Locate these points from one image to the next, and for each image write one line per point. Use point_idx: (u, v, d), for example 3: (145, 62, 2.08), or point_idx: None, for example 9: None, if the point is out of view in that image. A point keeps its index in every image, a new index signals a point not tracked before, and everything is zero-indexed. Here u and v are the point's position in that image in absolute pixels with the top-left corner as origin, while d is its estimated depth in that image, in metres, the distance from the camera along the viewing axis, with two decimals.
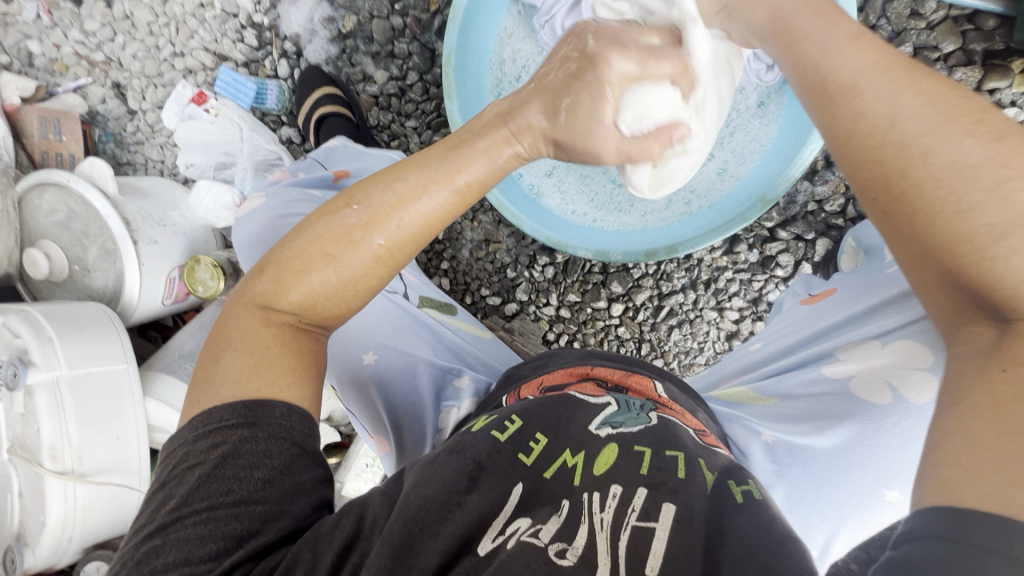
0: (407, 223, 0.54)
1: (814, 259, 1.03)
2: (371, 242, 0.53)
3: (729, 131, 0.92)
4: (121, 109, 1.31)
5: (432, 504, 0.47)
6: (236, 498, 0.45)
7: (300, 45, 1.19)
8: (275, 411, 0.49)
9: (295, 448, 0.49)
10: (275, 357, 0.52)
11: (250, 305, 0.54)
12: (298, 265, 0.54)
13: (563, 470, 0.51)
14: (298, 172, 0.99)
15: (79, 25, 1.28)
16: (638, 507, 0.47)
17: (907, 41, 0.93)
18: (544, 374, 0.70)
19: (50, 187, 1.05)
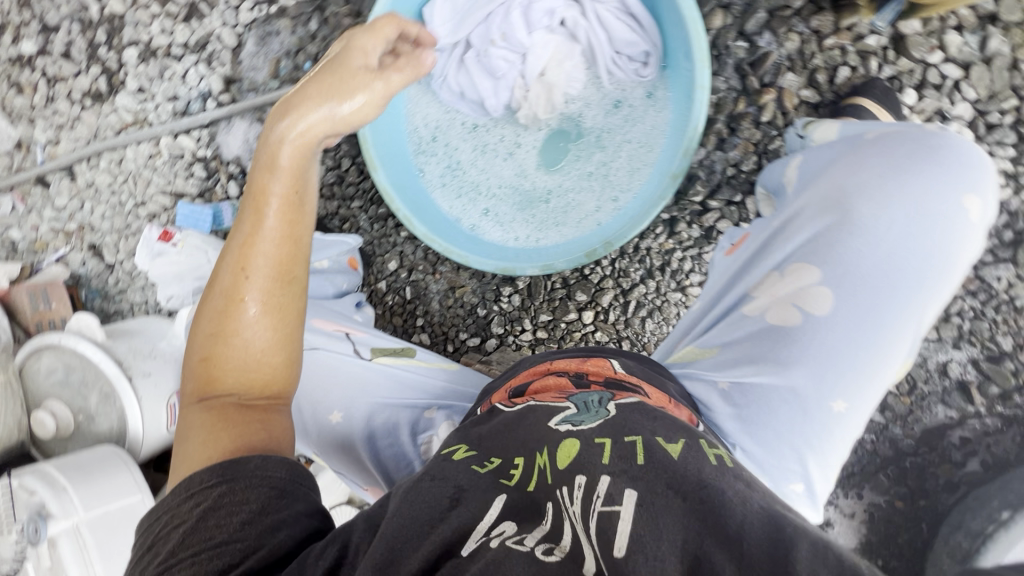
0: (264, 268, 0.63)
1: (751, 217, 1.08)
2: (253, 297, 0.63)
3: (631, 124, 1.00)
4: (101, 266, 1.42)
5: (414, 524, 0.51)
6: (219, 540, 0.51)
7: (243, 165, 1.30)
8: (249, 464, 0.56)
9: (274, 488, 0.55)
10: (218, 430, 0.60)
11: (190, 405, 0.63)
12: (206, 357, 0.63)
13: (540, 475, 0.55)
14: None
15: (52, 204, 1.42)
16: (604, 494, 0.50)
17: (760, 8, 1.02)
18: (510, 381, 0.77)
19: (45, 350, 1.13)
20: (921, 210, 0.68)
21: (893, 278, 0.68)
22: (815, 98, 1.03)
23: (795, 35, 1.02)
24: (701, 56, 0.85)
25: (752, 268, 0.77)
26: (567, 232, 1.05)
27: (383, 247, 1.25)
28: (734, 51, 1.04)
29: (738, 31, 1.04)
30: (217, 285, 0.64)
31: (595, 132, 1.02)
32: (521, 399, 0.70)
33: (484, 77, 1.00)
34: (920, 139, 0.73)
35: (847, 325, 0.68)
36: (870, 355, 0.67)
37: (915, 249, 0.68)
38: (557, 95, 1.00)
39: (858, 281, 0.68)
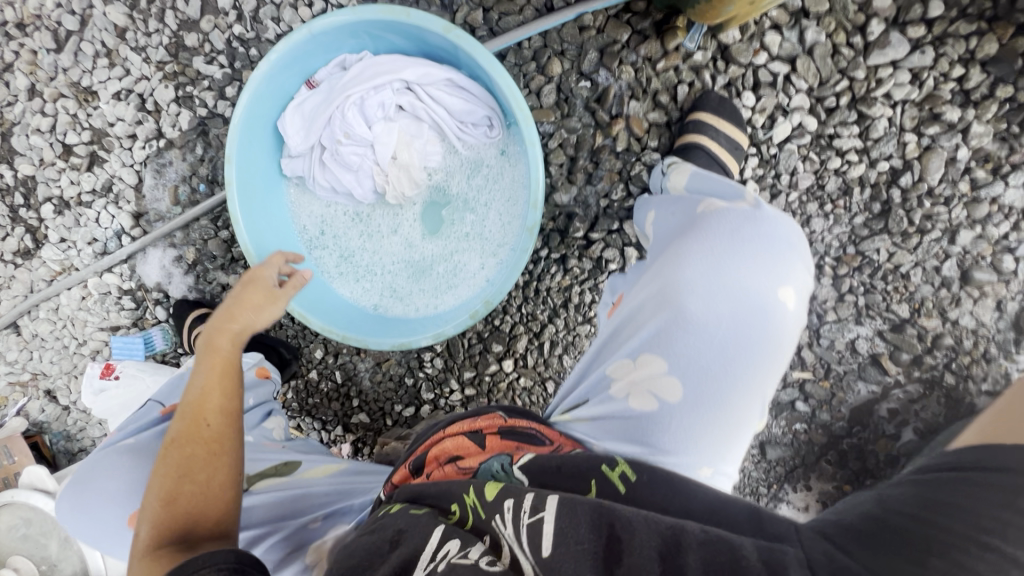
0: (211, 416, 0.73)
1: (633, 240, 1.11)
2: (204, 438, 0.71)
3: (496, 181, 1.05)
4: (58, 408, 1.48)
5: (361, 566, 0.60)
6: None
7: (165, 289, 1.36)
8: (207, 555, 0.56)
9: (224, 571, 0.54)
10: (163, 560, 0.59)
11: (139, 559, 0.61)
12: (159, 502, 0.65)
13: (473, 511, 0.64)
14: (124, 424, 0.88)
15: (3, 360, 1.49)
16: (528, 507, 0.60)
17: (590, 49, 1.07)
18: (411, 456, 0.82)
19: (4, 508, 1.18)
20: (750, 290, 0.66)
21: (740, 355, 0.66)
22: (664, 118, 1.08)
23: (629, 66, 1.06)
24: (523, 114, 0.90)
25: (617, 338, 0.75)
26: (462, 294, 1.08)
27: (307, 338, 1.30)
28: (579, 92, 1.09)
29: (578, 74, 1.09)
30: (167, 443, 0.71)
31: (462, 196, 1.07)
32: (431, 469, 0.76)
33: (346, 173, 1.05)
34: (747, 210, 0.72)
35: (697, 406, 0.66)
36: (728, 430, 0.66)
37: (756, 327, 0.66)
38: (412, 175, 1.05)
39: (707, 361, 0.66)
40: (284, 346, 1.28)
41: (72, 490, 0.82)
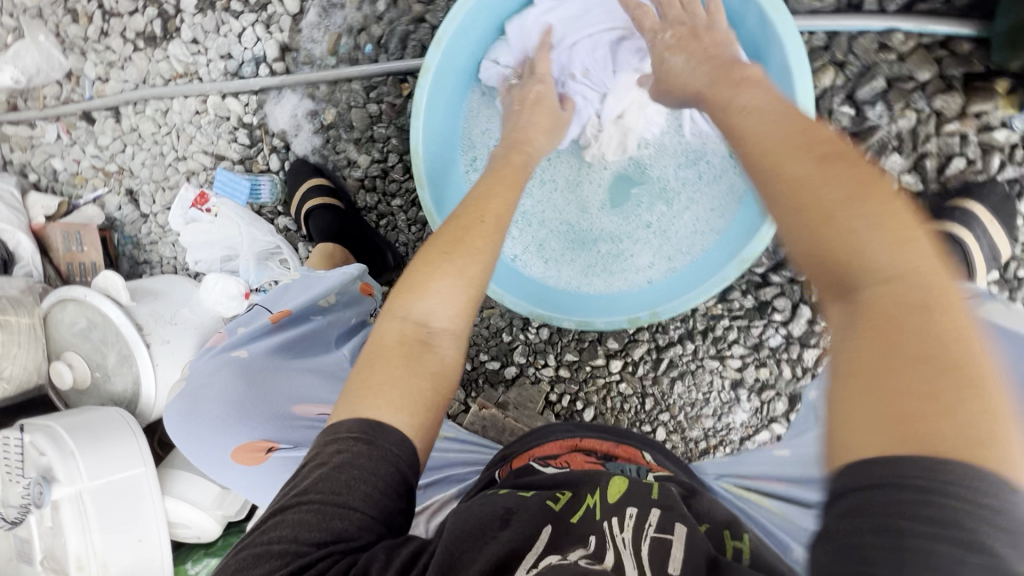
0: (494, 222, 0.67)
1: (813, 300, 1.00)
2: (486, 241, 0.65)
3: (711, 183, 0.93)
4: (135, 213, 1.40)
5: (471, 537, 0.54)
6: (343, 500, 0.51)
7: (287, 139, 1.24)
8: (391, 436, 0.53)
9: (396, 470, 0.53)
10: (391, 359, 0.58)
11: (387, 322, 0.61)
12: (418, 279, 0.62)
13: (586, 513, 0.57)
14: (237, 329, 0.80)
15: (94, 141, 1.40)
16: (655, 523, 0.54)
17: (878, 75, 0.90)
18: (535, 447, 0.79)
19: (69, 301, 1.13)
20: None
21: None
22: (918, 185, 0.92)
23: (913, 111, 0.90)
24: None
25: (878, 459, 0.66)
26: (614, 284, 0.98)
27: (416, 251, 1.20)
28: (837, 117, 0.92)
29: (848, 95, 0.92)
30: (447, 226, 0.67)
31: (663, 183, 0.96)
32: (554, 462, 0.74)
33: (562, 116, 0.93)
34: None
35: None
36: None
37: None
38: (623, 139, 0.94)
39: None
40: (392, 252, 1.19)
41: (177, 409, 0.75)
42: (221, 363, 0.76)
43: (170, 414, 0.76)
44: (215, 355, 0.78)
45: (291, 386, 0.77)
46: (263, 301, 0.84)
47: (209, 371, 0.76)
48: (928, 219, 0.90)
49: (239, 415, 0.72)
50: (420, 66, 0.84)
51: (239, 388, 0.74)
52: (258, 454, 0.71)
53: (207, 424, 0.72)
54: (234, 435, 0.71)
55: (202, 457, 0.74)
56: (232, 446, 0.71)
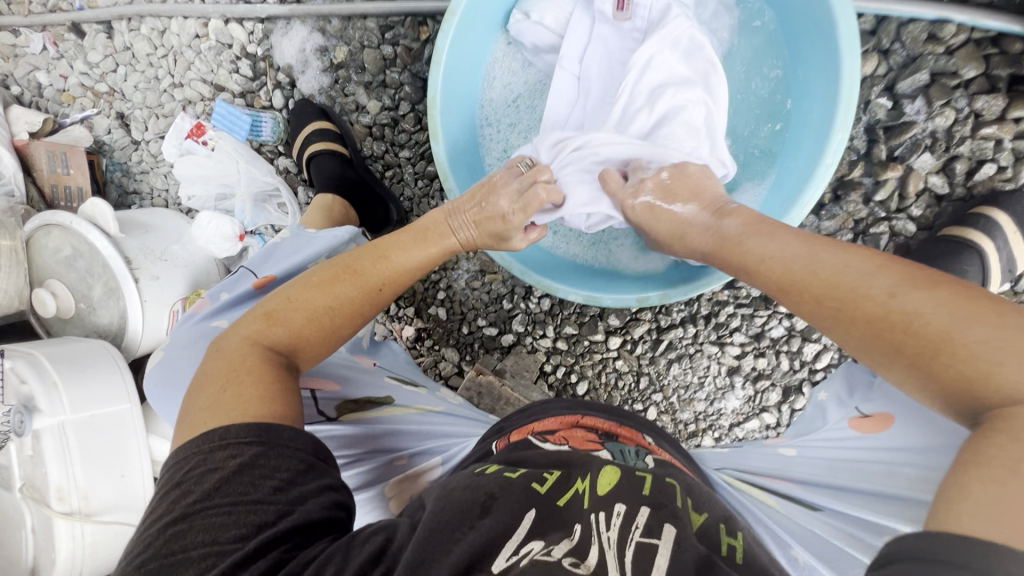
0: (379, 277, 0.71)
1: None
2: (360, 290, 0.69)
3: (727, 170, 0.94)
4: (126, 139, 1.33)
5: (447, 526, 0.49)
6: (251, 499, 0.49)
7: (293, 76, 1.17)
8: (285, 433, 0.54)
9: (304, 462, 0.53)
10: (252, 374, 0.58)
11: (257, 347, 0.62)
12: (298, 315, 0.65)
13: (574, 496, 0.53)
14: (220, 294, 0.79)
15: (84, 57, 1.32)
16: (643, 525, 0.49)
17: (923, 67, 0.85)
18: (537, 422, 0.79)
19: (55, 227, 1.08)
20: None
21: None
22: (944, 188, 0.89)
23: (952, 110, 0.86)
24: (840, 127, 0.77)
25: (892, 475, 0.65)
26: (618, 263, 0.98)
27: (422, 208, 1.16)
28: (872, 109, 0.89)
29: (887, 87, 0.88)
30: (335, 264, 0.70)
31: None
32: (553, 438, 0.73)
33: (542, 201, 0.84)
34: None
35: None
36: None
37: None
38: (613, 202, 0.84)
39: None
40: (395, 206, 1.15)
41: (155, 382, 0.72)
42: (203, 334, 0.74)
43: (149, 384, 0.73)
44: (196, 324, 0.76)
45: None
46: (247, 265, 0.83)
47: (189, 341, 0.74)
48: (948, 226, 0.88)
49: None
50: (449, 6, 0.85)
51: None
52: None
53: (183, 397, 0.69)
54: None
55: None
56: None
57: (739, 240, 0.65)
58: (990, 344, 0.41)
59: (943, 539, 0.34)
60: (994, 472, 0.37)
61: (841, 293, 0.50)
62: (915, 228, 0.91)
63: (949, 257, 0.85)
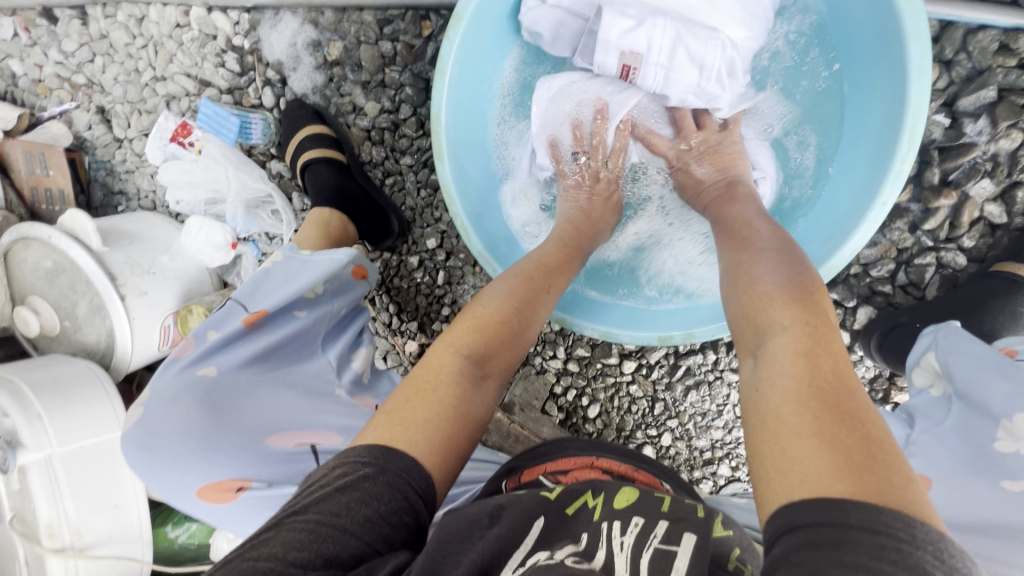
0: (541, 287, 0.72)
1: (854, 327, 0.90)
2: (535, 302, 0.70)
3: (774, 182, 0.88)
4: (108, 136, 1.24)
5: (455, 538, 0.49)
6: (341, 522, 0.47)
7: (284, 72, 1.07)
8: (405, 462, 0.52)
9: (406, 502, 0.51)
10: (432, 387, 0.60)
11: (454, 355, 0.63)
12: (473, 329, 0.65)
13: (582, 508, 0.53)
14: (207, 333, 0.69)
15: (59, 45, 1.22)
16: (661, 533, 0.47)
17: (991, 83, 0.75)
18: (549, 461, 0.75)
19: (34, 240, 1.01)
20: None
21: None
22: (1001, 217, 0.80)
23: (1019, 132, 0.76)
24: (903, 160, 0.69)
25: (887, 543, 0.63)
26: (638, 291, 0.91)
27: (424, 219, 1.09)
28: (927, 127, 0.80)
29: (945, 103, 0.79)
30: (508, 273, 0.73)
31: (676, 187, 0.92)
32: (564, 477, 0.69)
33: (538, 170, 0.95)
34: None
35: None
36: None
37: None
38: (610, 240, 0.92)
39: None
40: (396, 216, 1.08)
41: (130, 442, 0.63)
42: (187, 385, 0.65)
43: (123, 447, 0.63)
44: (181, 372, 0.67)
45: (265, 409, 0.67)
46: (238, 295, 0.73)
47: (171, 395, 0.65)
48: (1003, 260, 0.79)
49: (206, 452, 0.61)
50: (452, 16, 0.76)
51: (204, 418, 0.63)
52: (227, 492, 0.62)
53: (169, 462, 0.61)
54: (202, 475, 0.61)
55: (162, 494, 0.63)
56: (198, 486, 0.61)
57: (725, 209, 0.72)
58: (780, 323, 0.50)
59: (815, 503, 0.37)
60: (770, 413, 0.44)
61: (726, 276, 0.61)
62: (965, 261, 0.83)
63: (1004, 297, 0.77)
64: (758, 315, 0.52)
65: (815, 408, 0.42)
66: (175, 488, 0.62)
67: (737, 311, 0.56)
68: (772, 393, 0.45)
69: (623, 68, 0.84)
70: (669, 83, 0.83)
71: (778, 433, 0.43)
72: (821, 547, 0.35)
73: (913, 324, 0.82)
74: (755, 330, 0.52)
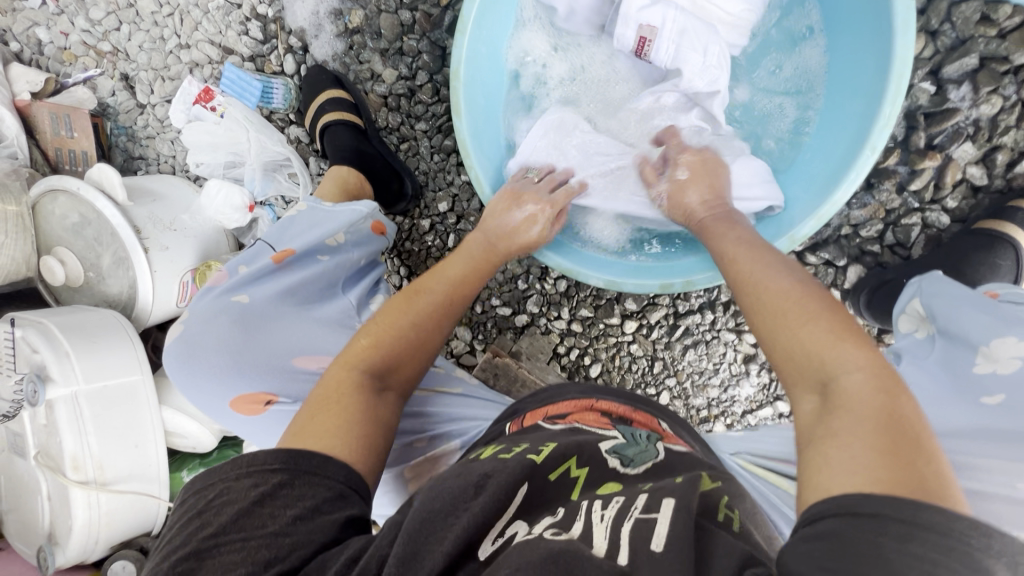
0: (447, 297, 0.76)
1: (844, 286, 0.95)
2: (437, 308, 0.74)
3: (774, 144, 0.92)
4: (131, 102, 1.29)
5: (437, 515, 0.48)
6: (269, 530, 0.47)
7: (306, 40, 1.12)
8: (310, 460, 0.53)
9: (331, 489, 0.52)
10: (327, 397, 0.60)
11: (356, 371, 0.63)
12: (372, 341, 0.67)
13: (565, 476, 0.55)
14: (239, 266, 0.75)
15: (86, 13, 1.27)
16: (642, 505, 0.48)
17: (973, 51, 0.81)
18: (549, 404, 0.78)
19: (62, 192, 1.05)
20: None
21: None
22: (983, 178, 0.86)
23: (999, 98, 0.82)
24: (887, 112, 0.71)
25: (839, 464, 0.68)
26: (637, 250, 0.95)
27: (437, 183, 1.14)
28: (914, 94, 0.85)
29: (931, 71, 0.84)
30: (425, 288, 0.76)
31: None
32: (563, 420, 0.72)
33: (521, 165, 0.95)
34: None
35: None
36: None
37: None
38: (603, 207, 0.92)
39: None
40: (410, 179, 1.13)
41: (173, 354, 0.70)
42: (221, 308, 0.72)
43: (168, 359, 0.71)
44: (216, 297, 0.73)
45: (290, 334, 0.72)
46: (266, 238, 0.79)
47: (208, 316, 0.72)
48: (984, 219, 0.85)
49: (239, 365, 0.68)
50: None
51: (238, 336, 0.70)
52: (259, 405, 0.67)
53: (205, 372, 0.68)
54: (234, 386, 0.67)
55: (200, 403, 0.70)
56: (231, 396, 0.67)
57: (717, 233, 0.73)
58: (833, 343, 0.48)
59: (876, 498, 0.36)
60: (833, 440, 0.42)
61: (758, 304, 0.58)
62: (949, 221, 0.88)
63: (985, 251, 0.82)
64: (801, 332, 0.51)
65: (886, 438, 0.40)
66: (207, 400, 0.69)
67: (775, 327, 0.54)
68: (840, 425, 0.43)
69: (639, 41, 0.87)
70: (680, 59, 0.87)
71: (836, 453, 0.41)
72: (889, 535, 0.34)
73: (900, 280, 0.87)
74: (795, 348, 0.51)
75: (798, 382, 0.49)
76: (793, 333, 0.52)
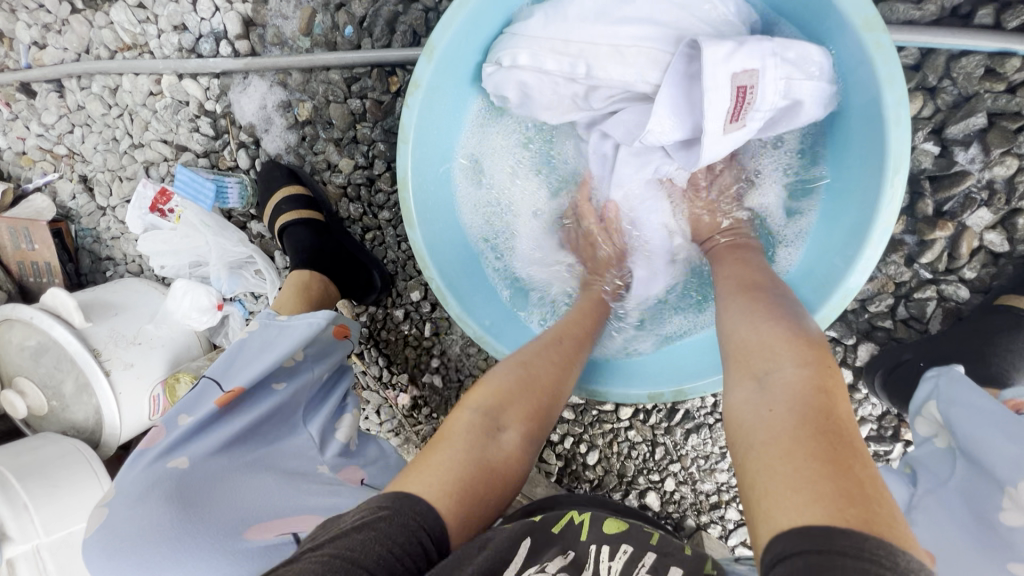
0: (561, 350, 0.75)
1: (855, 365, 0.86)
2: (551, 371, 0.72)
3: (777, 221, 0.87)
4: (91, 204, 1.25)
5: (452, 556, 0.52)
6: (352, 558, 0.46)
7: (256, 134, 1.07)
8: (419, 505, 0.53)
9: (418, 546, 0.50)
10: (455, 442, 0.62)
11: (472, 413, 0.65)
12: (494, 388, 0.68)
13: (568, 527, 0.62)
14: (180, 418, 0.70)
15: (38, 118, 1.22)
16: (649, 563, 0.59)
17: (979, 109, 0.71)
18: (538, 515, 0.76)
19: (18, 321, 1.01)
20: None
21: None
22: (1003, 246, 0.76)
23: (1014, 158, 0.72)
24: (886, 202, 0.67)
25: None
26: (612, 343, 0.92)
27: (407, 271, 1.07)
28: (916, 157, 0.76)
29: (934, 131, 0.75)
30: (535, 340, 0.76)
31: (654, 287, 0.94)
32: None
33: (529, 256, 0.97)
34: None
35: None
36: None
37: None
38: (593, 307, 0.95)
39: None
40: (379, 270, 1.06)
41: (92, 542, 0.60)
42: (155, 479, 0.64)
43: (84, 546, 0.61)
44: (153, 465, 0.66)
45: (236, 497, 0.66)
46: (211, 372, 0.74)
47: (137, 492, 0.63)
48: (1008, 292, 0.75)
49: (171, 546, 0.58)
50: (410, 79, 0.75)
51: (171, 512, 0.61)
52: None
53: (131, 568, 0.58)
54: None
55: None
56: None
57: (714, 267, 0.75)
58: (785, 362, 0.51)
59: (843, 531, 0.38)
60: (781, 455, 0.45)
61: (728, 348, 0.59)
62: (968, 292, 0.78)
63: (1013, 333, 0.72)
64: (752, 365, 0.54)
65: (832, 460, 0.43)
66: None
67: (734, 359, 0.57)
68: (790, 442, 0.45)
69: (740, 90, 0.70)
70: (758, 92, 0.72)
71: (778, 469, 0.44)
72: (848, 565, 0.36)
73: (917, 362, 0.76)
74: (751, 369, 0.54)
75: (753, 395, 0.51)
76: (749, 363, 0.54)
